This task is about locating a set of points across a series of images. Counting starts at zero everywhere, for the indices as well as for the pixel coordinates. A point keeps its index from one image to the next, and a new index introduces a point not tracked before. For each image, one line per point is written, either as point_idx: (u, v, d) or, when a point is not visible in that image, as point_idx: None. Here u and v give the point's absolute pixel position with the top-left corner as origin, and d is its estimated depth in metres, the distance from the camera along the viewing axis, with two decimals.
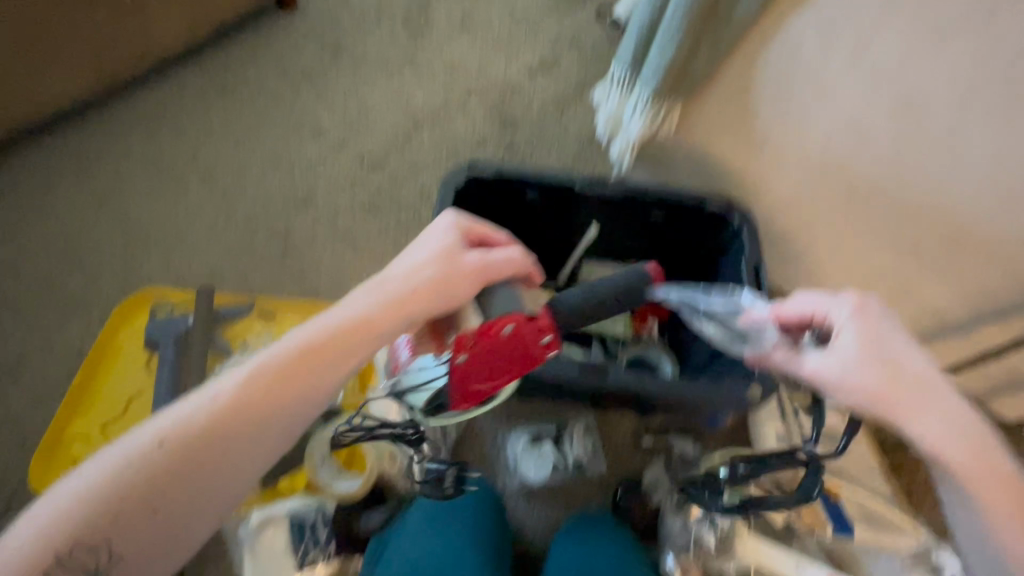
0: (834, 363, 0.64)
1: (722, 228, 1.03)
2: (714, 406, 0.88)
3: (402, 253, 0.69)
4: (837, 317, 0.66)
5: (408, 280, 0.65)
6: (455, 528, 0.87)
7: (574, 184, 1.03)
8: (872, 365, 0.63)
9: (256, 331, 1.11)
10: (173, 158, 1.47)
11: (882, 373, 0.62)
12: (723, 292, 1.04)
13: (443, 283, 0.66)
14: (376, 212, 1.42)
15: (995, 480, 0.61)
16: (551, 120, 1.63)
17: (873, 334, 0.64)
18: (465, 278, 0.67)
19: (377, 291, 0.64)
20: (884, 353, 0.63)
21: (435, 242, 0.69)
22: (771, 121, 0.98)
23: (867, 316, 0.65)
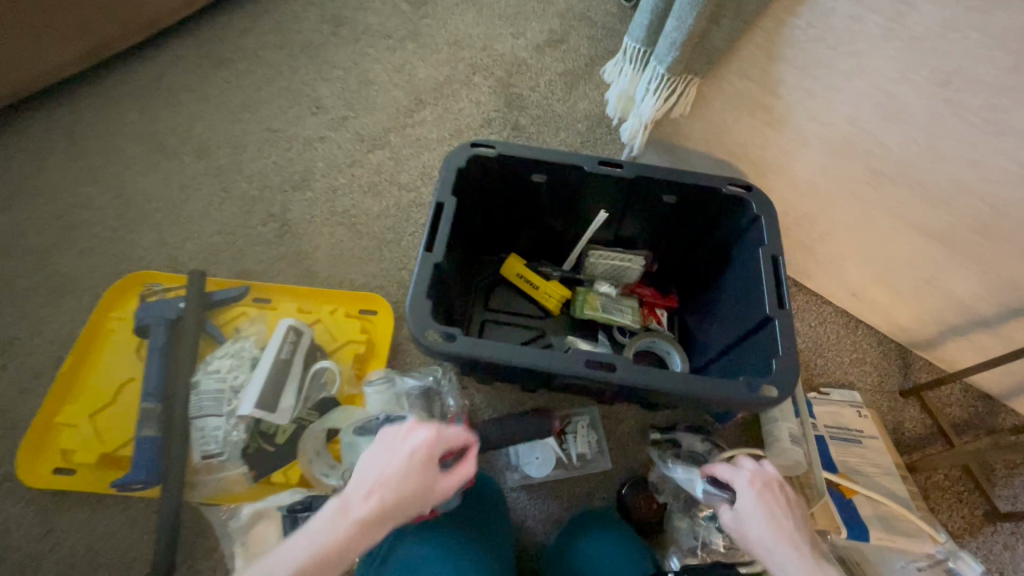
0: (732, 512, 0.75)
1: (739, 212, 0.96)
2: (731, 403, 0.79)
3: (372, 452, 0.67)
4: (739, 482, 0.77)
5: (377, 497, 0.63)
6: (448, 544, 0.81)
7: (582, 166, 0.97)
8: (761, 516, 0.71)
9: (248, 318, 1.08)
10: (166, 133, 1.41)
11: (765, 517, 0.71)
12: (738, 281, 0.96)
13: (417, 498, 0.64)
14: (376, 193, 1.36)
15: None
16: (559, 99, 1.55)
17: (765, 504, 0.73)
18: (425, 498, 0.65)
19: (350, 508, 0.62)
20: (767, 526, 0.70)
21: (395, 447, 0.66)
22: (796, 100, 0.91)
23: (765, 489, 0.74)
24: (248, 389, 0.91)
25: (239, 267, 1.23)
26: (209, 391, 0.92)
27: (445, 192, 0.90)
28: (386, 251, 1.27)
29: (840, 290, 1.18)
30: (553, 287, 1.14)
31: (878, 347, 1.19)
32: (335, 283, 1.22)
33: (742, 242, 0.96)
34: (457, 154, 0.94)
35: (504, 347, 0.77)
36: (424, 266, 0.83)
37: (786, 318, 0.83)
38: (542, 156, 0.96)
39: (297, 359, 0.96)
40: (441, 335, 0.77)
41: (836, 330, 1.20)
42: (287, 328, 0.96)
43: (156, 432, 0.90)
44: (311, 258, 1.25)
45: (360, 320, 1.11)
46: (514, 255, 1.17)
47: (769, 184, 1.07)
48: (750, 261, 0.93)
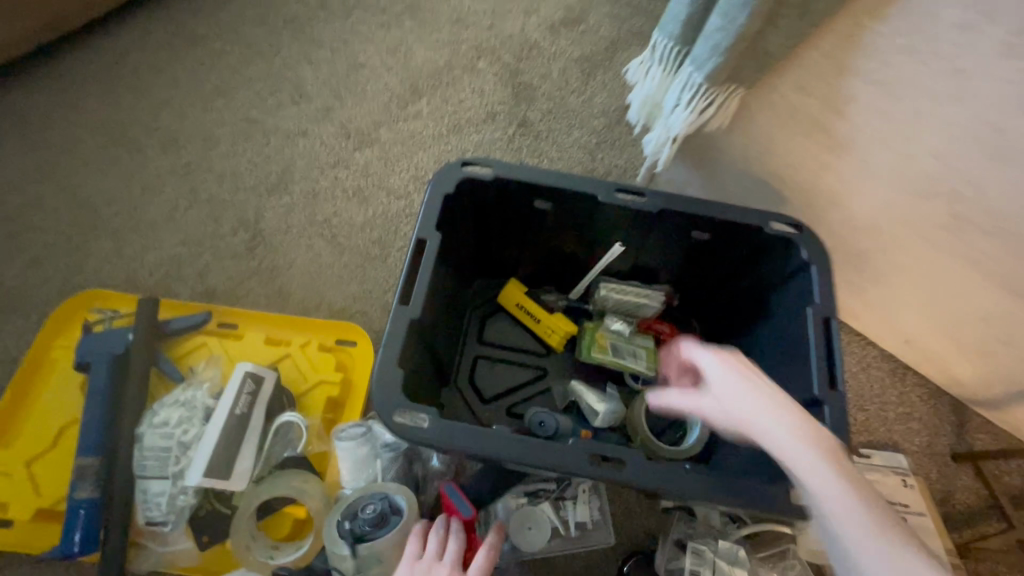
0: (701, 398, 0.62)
1: (784, 255, 0.79)
2: (774, 515, 0.64)
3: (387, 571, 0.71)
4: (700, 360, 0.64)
5: None
6: None
7: (595, 194, 0.80)
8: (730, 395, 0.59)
9: (209, 350, 0.96)
10: (129, 124, 1.26)
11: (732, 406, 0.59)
12: (777, 338, 0.80)
13: None
14: (361, 199, 1.20)
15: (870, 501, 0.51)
16: (574, 91, 1.36)
17: (724, 382, 0.61)
18: None
19: None
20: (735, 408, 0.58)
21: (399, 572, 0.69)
22: (866, 122, 0.73)
23: (723, 361, 0.62)
24: (198, 449, 0.79)
25: (204, 284, 1.09)
26: (153, 448, 0.81)
27: (428, 225, 0.75)
28: (370, 269, 1.12)
29: (890, 335, 1.01)
30: (558, 321, 0.99)
31: (930, 401, 1.03)
32: (312, 306, 1.09)
33: (785, 292, 0.80)
34: (445, 177, 0.78)
35: (489, 436, 0.64)
36: (398, 322, 0.69)
37: (839, 401, 0.67)
38: (548, 181, 0.80)
39: (256, 412, 0.84)
40: (413, 418, 0.64)
41: (882, 379, 1.04)
42: (244, 375, 0.84)
43: (95, 492, 0.79)
44: (285, 276, 1.11)
45: (336, 354, 0.98)
46: (514, 282, 1.02)
47: (818, 214, 0.90)
48: (794, 317, 0.77)
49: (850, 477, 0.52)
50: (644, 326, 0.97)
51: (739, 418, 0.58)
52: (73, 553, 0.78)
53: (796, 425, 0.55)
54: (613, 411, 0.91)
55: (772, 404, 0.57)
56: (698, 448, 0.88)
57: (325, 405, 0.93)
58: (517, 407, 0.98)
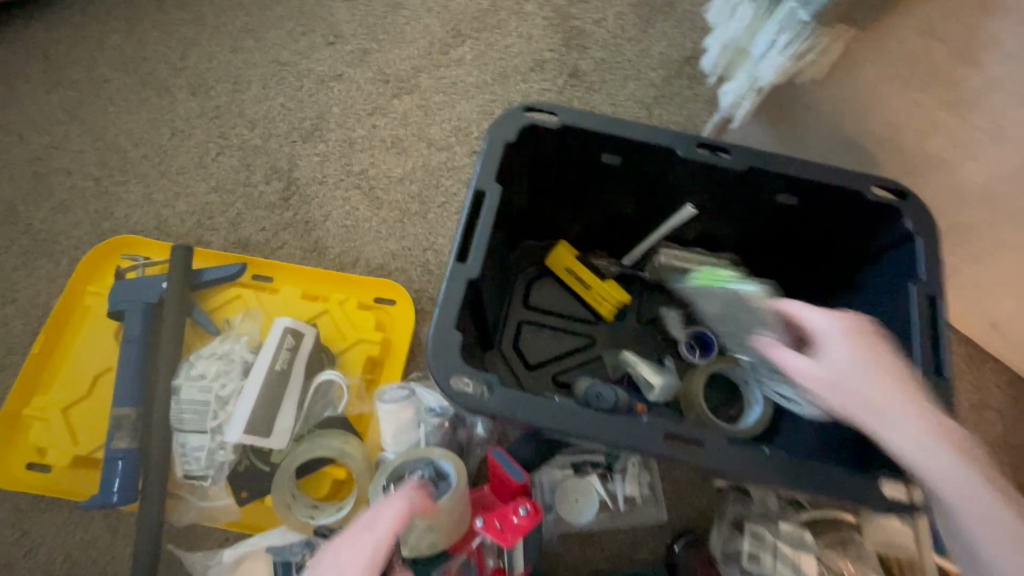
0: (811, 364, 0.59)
1: (883, 223, 0.71)
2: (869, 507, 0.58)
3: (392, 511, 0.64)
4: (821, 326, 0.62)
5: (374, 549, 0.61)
6: None
7: (672, 148, 0.72)
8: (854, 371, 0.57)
9: (245, 303, 0.91)
10: (156, 62, 1.19)
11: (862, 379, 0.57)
12: (866, 316, 0.73)
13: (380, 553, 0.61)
14: (399, 150, 1.13)
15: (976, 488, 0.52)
16: (630, 39, 1.25)
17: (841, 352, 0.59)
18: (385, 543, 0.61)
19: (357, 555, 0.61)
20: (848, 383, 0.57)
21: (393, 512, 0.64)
22: (1001, 72, 0.63)
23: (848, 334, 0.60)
24: (237, 405, 0.76)
25: (237, 235, 1.04)
26: (191, 402, 0.77)
27: (487, 176, 0.67)
28: (410, 225, 1.06)
29: (974, 318, 0.93)
30: (610, 289, 0.93)
31: (1008, 390, 0.96)
32: (349, 262, 1.03)
33: (881, 265, 0.72)
34: (506, 123, 0.70)
35: (555, 408, 0.58)
36: (456, 281, 0.63)
37: (944, 388, 0.60)
38: (620, 132, 0.72)
39: (296, 368, 0.79)
40: (475, 385, 0.58)
41: (956, 365, 0.97)
42: (284, 330, 0.79)
43: (132, 443, 0.77)
44: (321, 229, 1.05)
45: (375, 313, 0.93)
46: (564, 244, 0.95)
47: (916, 181, 0.80)
48: (892, 293, 0.69)
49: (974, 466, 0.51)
50: None
51: (864, 395, 0.56)
52: (111, 503, 0.75)
53: (909, 406, 0.54)
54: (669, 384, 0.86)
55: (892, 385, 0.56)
56: (761, 427, 0.83)
57: (366, 365, 0.89)
58: (564, 375, 0.93)
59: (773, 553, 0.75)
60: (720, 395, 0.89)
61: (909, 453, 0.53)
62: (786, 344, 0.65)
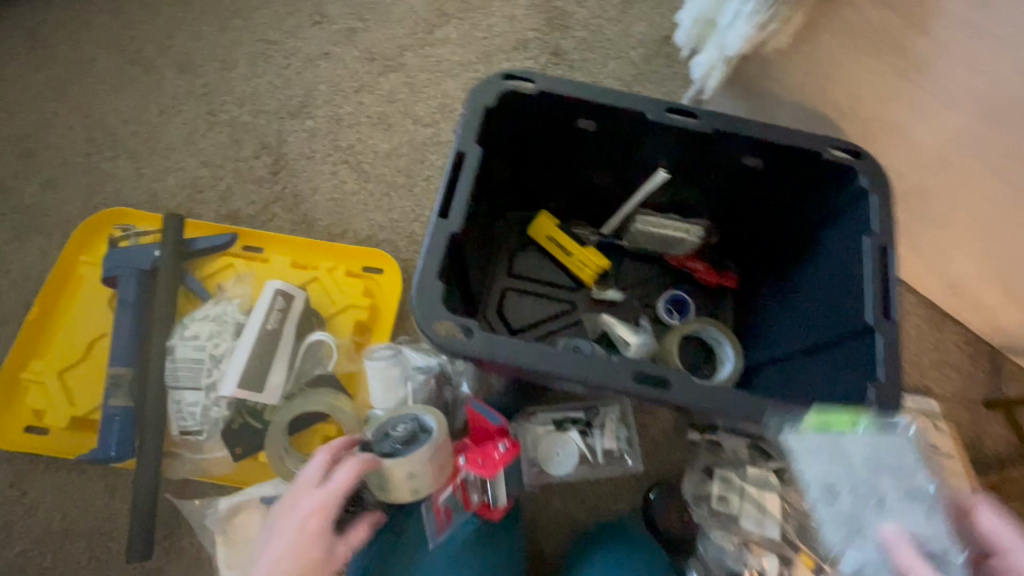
0: None
1: (841, 183, 0.75)
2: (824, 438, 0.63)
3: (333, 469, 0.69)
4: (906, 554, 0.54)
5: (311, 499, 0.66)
6: None
7: (644, 113, 0.75)
8: None
9: (236, 272, 0.94)
10: (143, 41, 1.20)
11: None
12: (826, 272, 0.78)
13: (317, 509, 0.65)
14: (386, 126, 1.15)
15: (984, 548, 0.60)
16: (611, 19, 1.28)
17: None
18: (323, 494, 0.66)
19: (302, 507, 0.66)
20: None
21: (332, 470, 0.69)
22: (947, 37, 0.67)
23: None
24: (229, 362, 0.79)
25: (227, 209, 1.06)
26: (185, 360, 0.80)
27: (467, 139, 0.71)
28: (397, 198, 1.09)
29: (932, 281, 0.99)
30: (590, 255, 0.97)
31: (966, 349, 1.02)
32: (337, 234, 1.06)
33: (839, 223, 0.77)
34: (486, 89, 0.73)
35: (531, 350, 0.62)
36: (439, 236, 0.66)
37: (891, 331, 0.66)
38: (594, 98, 0.75)
39: (287, 329, 0.82)
40: (456, 330, 0.62)
41: (918, 326, 1.02)
42: (275, 293, 0.82)
43: (128, 402, 0.80)
44: (310, 202, 1.08)
45: (363, 280, 0.96)
46: (546, 214, 0.99)
47: (875, 146, 0.85)
48: (848, 248, 0.74)
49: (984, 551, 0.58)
50: (677, 261, 0.97)
51: None
52: (111, 456, 0.79)
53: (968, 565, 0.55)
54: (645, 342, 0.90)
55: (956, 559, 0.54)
56: (736, 378, 0.87)
57: (356, 329, 0.92)
58: (547, 338, 0.97)
59: (741, 495, 0.83)
60: (697, 350, 0.93)
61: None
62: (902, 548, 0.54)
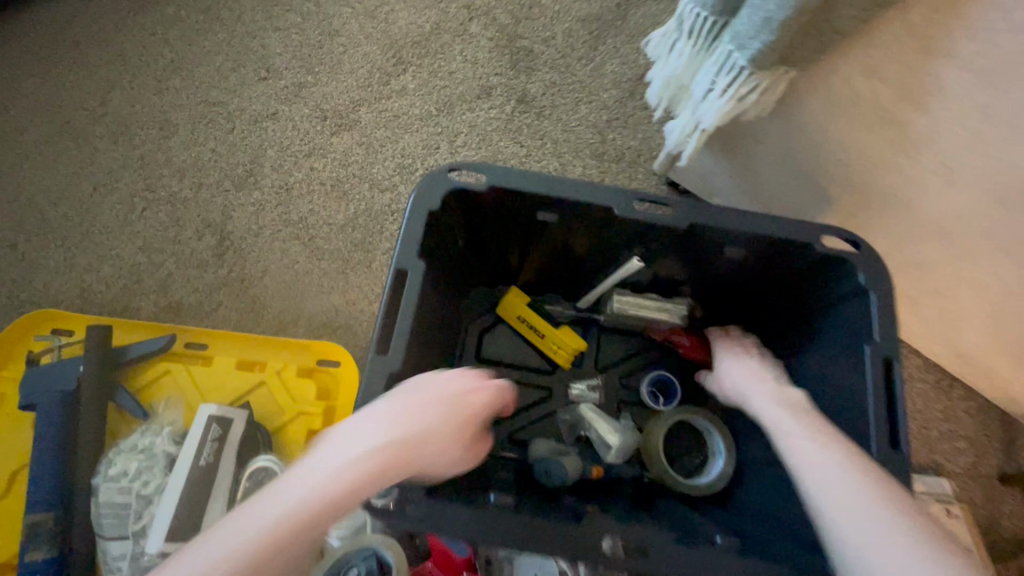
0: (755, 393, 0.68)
1: (835, 275, 0.66)
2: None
3: None
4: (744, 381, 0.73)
5: None
6: None
7: (610, 207, 0.66)
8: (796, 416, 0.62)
9: (175, 379, 0.85)
10: (74, 108, 1.10)
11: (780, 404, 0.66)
12: (822, 371, 0.70)
13: None
14: (340, 194, 1.06)
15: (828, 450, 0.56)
16: (581, 58, 1.19)
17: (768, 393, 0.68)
18: None
19: None
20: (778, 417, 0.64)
21: None
22: (951, 118, 0.59)
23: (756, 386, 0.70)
24: (159, 505, 0.70)
25: (168, 299, 0.97)
26: (109, 506, 0.71)
27: (407, 255, 0.61)
28: (354, 276, 1.00)
29: (940, 348, 0.91)
30: (564, 336, 0.89)
31: (977, 416, 0.94)
32: (290, 321, 0.97)
33: (833, 319, 0.68)
34: (429, 191, 0.64)
35: (488, 524, 0.54)
36: (374, 381, 0.56)
37: (899, 462, 0.57)
38: (553, 191, 0.66)
39: (226, 458, 0.74)
40: (394, 499, 0.53)
41: (923, 395, 0.95)
42: (209, 420, 0.74)
43: (54, 551, 0.72)
44: (259, 285, 0.99)
45: (316, 378, 0.87)
46: (515, 291, 0.91)
47: (872, 216, 0.77)
48: (846, 354, 0.65)
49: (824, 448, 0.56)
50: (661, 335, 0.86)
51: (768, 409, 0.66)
52: None
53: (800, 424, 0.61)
54: (627, 445, 0.81)
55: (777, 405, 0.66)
56: (726, 479, 0.80)
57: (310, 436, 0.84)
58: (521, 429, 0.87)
59: None
60: (682, 438, 0.85)
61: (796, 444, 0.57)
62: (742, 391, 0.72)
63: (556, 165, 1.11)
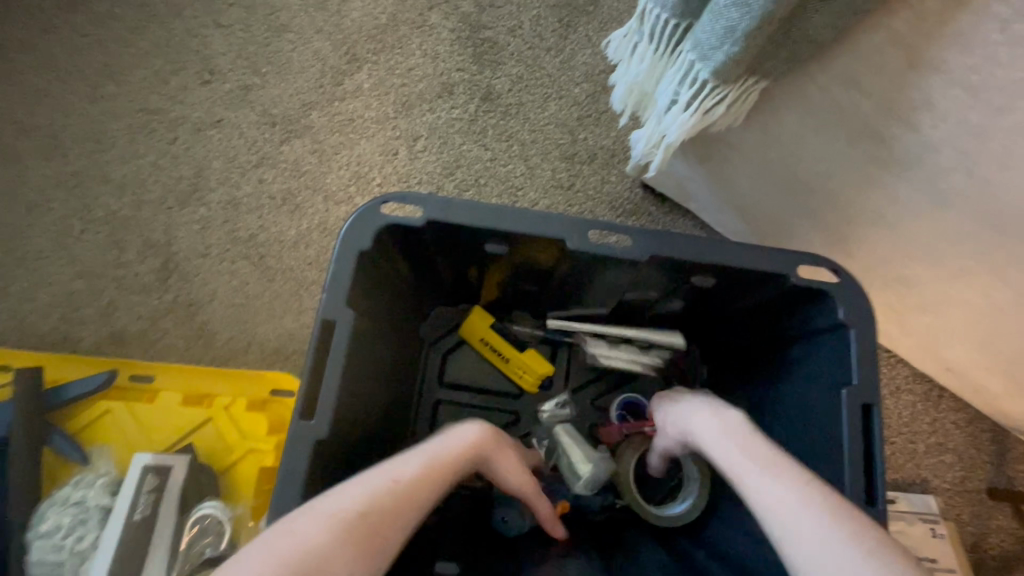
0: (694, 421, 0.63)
1: (814, 306, 0.61)
2: None
3: None
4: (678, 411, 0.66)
5: None
6: None
7: (566, 240, 0.60)
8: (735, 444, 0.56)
9: (116, 418, 0.79)
10: (3, 122, 1.02)
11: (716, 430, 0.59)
12: (797, 407, 0.65)
13: None
14: (292, 207, 0.99)
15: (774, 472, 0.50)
16: (550, 48, 1.10)
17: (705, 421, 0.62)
18: None
19: None
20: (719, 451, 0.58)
21: None
22: (939, 136, 0.52)
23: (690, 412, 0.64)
24: (94, 564, 0.67)
25: (110, 328, 0.92)
26: (42, 563, 0.68)
27: (334, 304, 0.55)
28: (309, 297, 0.94)
29: (928, 360, 0.86)
30: (530, 361, 0.83)
31: (966, 428, 0.90)
32: (241, 348, 0.92)
33: (813, 353, 0.63)
34: (359, 228, 0.57)
35: None
36: (298, 451, 0.51)
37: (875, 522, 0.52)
38: (502, 224, 0.59)
39: (164, 510, 0.71)
40: None
41: (909, 407, 0.90)
42: (144, 469, 0.71)
43: None
44: (207, 310, 0.93)
45: (265, 410, 0.81)
46: (477, 311, 0.83)
47: (856, 231, 0.71)
48: (824, 395, 0.60)
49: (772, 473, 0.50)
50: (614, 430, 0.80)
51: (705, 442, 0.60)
52: None
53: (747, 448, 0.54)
54: (597, 477, 0.74)
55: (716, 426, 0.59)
56: (697, 511, 0.74)
57: (263, 473, 0.78)
58: None
59: None
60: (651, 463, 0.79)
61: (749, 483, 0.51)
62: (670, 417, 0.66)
63: (523, 168, 1.04)
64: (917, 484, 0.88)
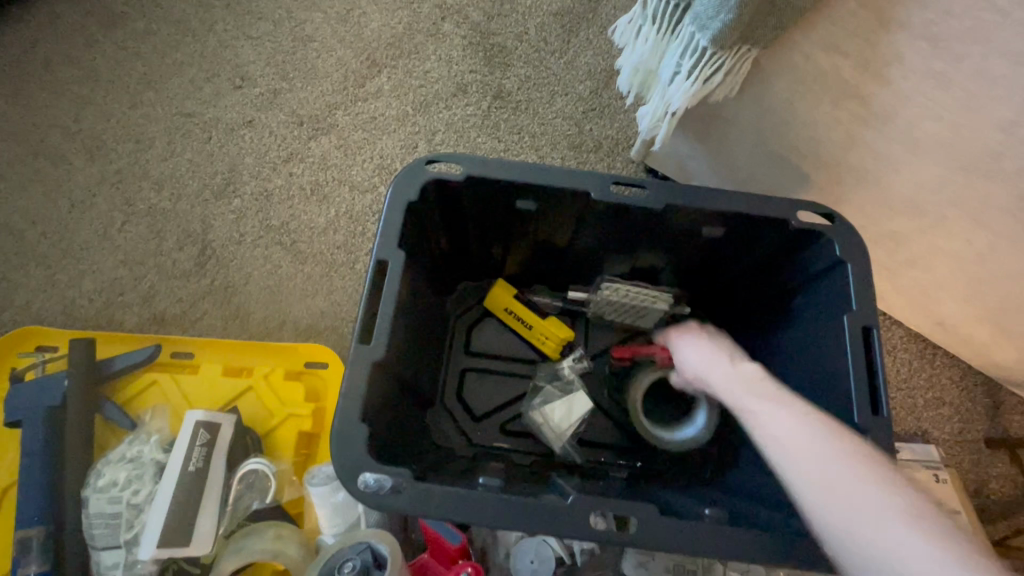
0: (717, 368, 0.62)
1: (813, 248, 0.68)
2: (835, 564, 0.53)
3: None
4: (698, 356, 0.65)
5: None
6: None
7: (588, 191, 0.68)
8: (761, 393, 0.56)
9: (162, 388, 0.84)
10: (48, 126, 1.10)
11: (743, 376, 0.59)
12: (802, 347, 0.70)
13: None
14: (321, 197, 1.06)
15: (799, 430, 0.49)
16: (554, 51, 1.19)
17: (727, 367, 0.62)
18: None
19: None
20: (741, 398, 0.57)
21: None
22: (910, 88, 0.60)
23: (713, 360, 0.64)
24: (149, 513, 0.71)
25: (152, 311, 0.98)
26: (100, 516, 0.72)
27: (386, 246, 0.63)
28: (338, 278, 1.00)
29: (920, 318, 0.92)
30: (552, 326, 0.85)
31: (960, 383, 0.96)
32: (275, 326, 0.98)
33: (814, 293, 0.69)
34: (406, 184, 0.66)
35: (463, 501, 0.53)
36: (358, 368, 0.58)
37: (880, 430, 0.58)
38: (531, 178, 0.67)
39: (215, 465, 0.75)
40: (383, 482, 0.54)
41: (905, 364, 0.96)
42: (196, 424, 0.75)
43: (45, 563, 0.72)
44: (243, 293, 0.99)
45: (304, 379, 0.86)
46: (500, 283, 0.87)
47: (844, 191, 0.78)
48: (826, 325, 0.66)
49: (796, 426, 0.50)
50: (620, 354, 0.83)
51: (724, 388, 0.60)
52: None
53: (772, 400, 0.54)
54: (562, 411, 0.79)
55: (742, 377, 0.59)
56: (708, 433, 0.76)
57: (303, 437, 0.83)
58: (511, 424, 0.83)
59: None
60: (670, 400, 0.82)
61: (767, 427, 0.52)
62: (692, 361, 0.66)
63: (534, 158, 1.12)
64: (918, 436, 0.93)
